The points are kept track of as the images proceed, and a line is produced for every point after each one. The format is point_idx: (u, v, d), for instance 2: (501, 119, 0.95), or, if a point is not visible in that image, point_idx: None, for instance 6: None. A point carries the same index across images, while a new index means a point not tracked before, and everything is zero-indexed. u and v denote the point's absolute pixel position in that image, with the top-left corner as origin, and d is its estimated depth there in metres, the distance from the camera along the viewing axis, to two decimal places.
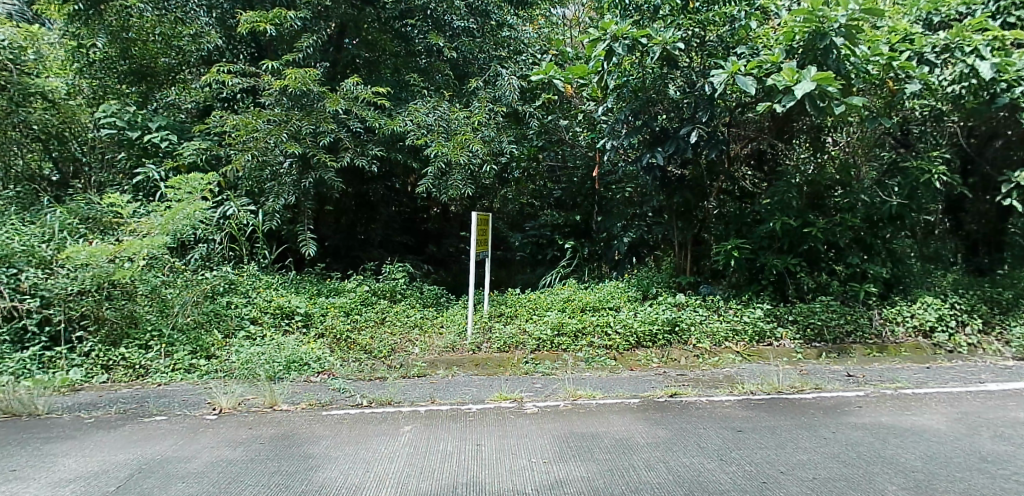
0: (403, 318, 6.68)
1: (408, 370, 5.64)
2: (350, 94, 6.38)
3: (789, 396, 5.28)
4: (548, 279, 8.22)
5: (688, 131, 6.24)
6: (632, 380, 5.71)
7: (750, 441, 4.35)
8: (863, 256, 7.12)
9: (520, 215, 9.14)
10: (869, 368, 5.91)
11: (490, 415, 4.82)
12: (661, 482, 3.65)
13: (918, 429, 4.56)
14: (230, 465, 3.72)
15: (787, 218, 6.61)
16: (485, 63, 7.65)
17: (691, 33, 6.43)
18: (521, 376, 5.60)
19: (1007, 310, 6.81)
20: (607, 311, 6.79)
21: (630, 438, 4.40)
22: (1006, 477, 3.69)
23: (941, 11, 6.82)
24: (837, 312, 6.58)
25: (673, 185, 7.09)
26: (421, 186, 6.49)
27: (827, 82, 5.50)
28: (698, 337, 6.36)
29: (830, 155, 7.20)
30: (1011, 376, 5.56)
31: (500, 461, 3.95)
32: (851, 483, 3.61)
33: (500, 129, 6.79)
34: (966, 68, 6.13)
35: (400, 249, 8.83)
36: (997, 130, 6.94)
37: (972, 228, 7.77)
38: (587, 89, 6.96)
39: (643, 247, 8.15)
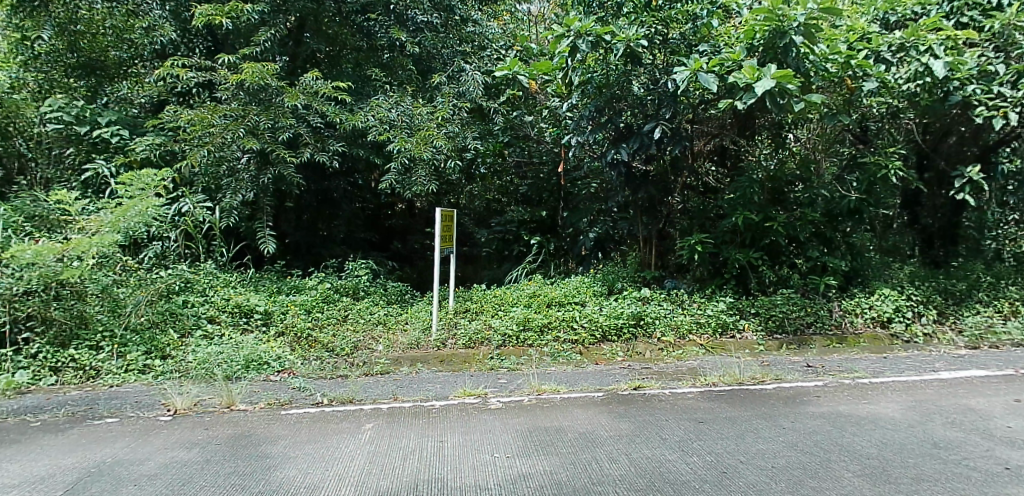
0: (367, 315, 6.60)
1: (370, 367, 5.59)
2: (309, 89, 6.30)
3: (749, 388, 5.36)
4: (514, 274, 8.21)
5: (651, 127, 6.28)
6: (597, 374, 5.74)
7: (711, 432, 4.41)
8: (823, 250, 7.15)
9: (486, 212, 9.09)
10: (828, 358, 6.03)
11: (453, 410, 4.82)
12: (621, 474, 3.68)
13: (874, 417, 4.67)
14: (183, 467, 3.64)
15: (749, 212, 6.68)
16: (450, 58, 7.55)
17: (654, 31, 6.36)
18: (486, 372, 5.60)
19: (961, 301, 7.00)
20: (572, 306, 6.81)
21: (593, 432, 4.42)
22: (956, 462, 3.80)
23: (897, 11, 6.89)
24: (798, 304, 6.69)
25: (637, 181, 7.09)
26: (383, 182, 6.41)
27: (787, 79, 5.61)
28: (662, 331, 6.42)
29: (791, 151, 7.23)
30: (964, 364, 5.74)
31: (462, 457, 3.94)
32: (808, 471, 3.68)
33: (464, 124, 6.74)
34: (921, 67, 6.19)
35: (364, 245, 8.73)
36: (952, 126, 7.06)
37: (928, 222, 7.99)
38: (552, 85, 6.92)
39: (609, 243, 8.10)
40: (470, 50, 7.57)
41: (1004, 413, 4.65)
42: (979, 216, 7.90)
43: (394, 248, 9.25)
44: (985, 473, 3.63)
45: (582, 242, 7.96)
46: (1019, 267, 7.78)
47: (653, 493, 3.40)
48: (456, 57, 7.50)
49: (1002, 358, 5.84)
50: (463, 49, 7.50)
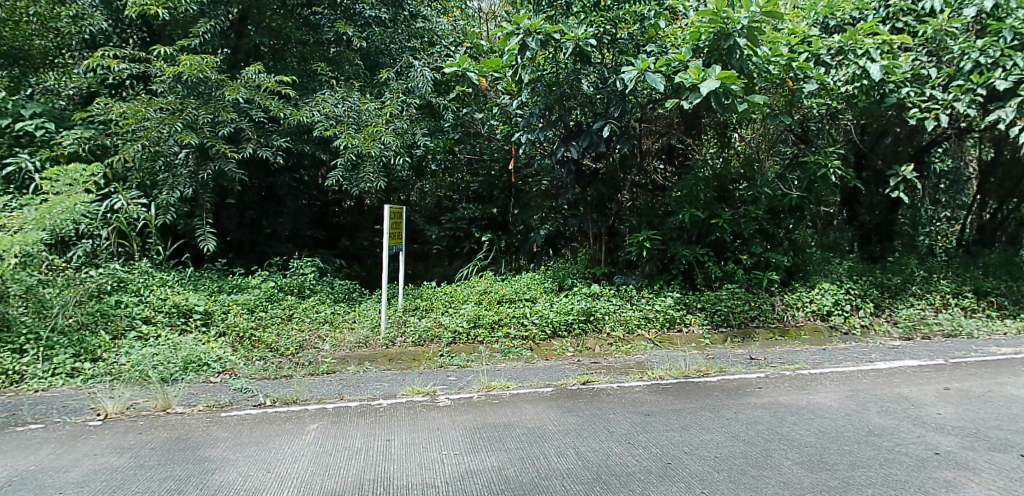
0: (312, 314, 6.49)
1: (316, 367, 5.50)
2: (252, 83, 6.14)
3: (694, 380, 5.49)
4: (465, 271, 8.19)
5: (600, 126, 6.38)
6: (546, 369, 5.78)
7: (657, 424, 4.50)
8: (765, 246, 7.36)
9: (438, 208, 9.06)
10: (770, 350, 6.23)
11: (399, 409, 4.77)
12: (569, 468, 3.71)
13: (813, 406, 4.84)
14: (114, 473, 3.51)
15: (695, 209, 6.81)
16: (398, 54, 7.52)
17: (603, 30, 6.44)
18: (435, 369, 5.58)
19: (896, 294, 7.31)
20: (523, 302, 6.84)
21: (542, 427, 4.45)
22: (890, 448, 3.98)
23: (836, 15, 7.12)
24: (742, 298, 6.88)
25: (586, 179, 7.21)
26: (330, 178, 6.30)
27: (730, 81, 5.75)
28: (612, 325, 6.51)
29: (735, 149, 7.33)
30: (897, 355, 6.02)
31: (409, 455, 3.92)
32: (749, 461, 3.80)
33: (413, 120, 6.67)
34: (858, 70, 6.39)
35: (310, 243, 8.60)
36: (887, 128, 7.38)
37: (865, 219, 8.36)
38: (502, 83, 6.79)
39: (560, 239, 8.18)
40: (418, 46, 7.50)
41: (933, 401, 4.91)
42: (914, 213, 8.42)
43: (342, 246, 9.08)
44: (916, 459, 3.81)
45: (532, 239, 7.98)
46: (949, 260, 8.16)
47: (600, 485, 3.46)
48: (405, 53, 7.43)
49: (933, 349, 6.16)
50: (412, 45, 7.44)
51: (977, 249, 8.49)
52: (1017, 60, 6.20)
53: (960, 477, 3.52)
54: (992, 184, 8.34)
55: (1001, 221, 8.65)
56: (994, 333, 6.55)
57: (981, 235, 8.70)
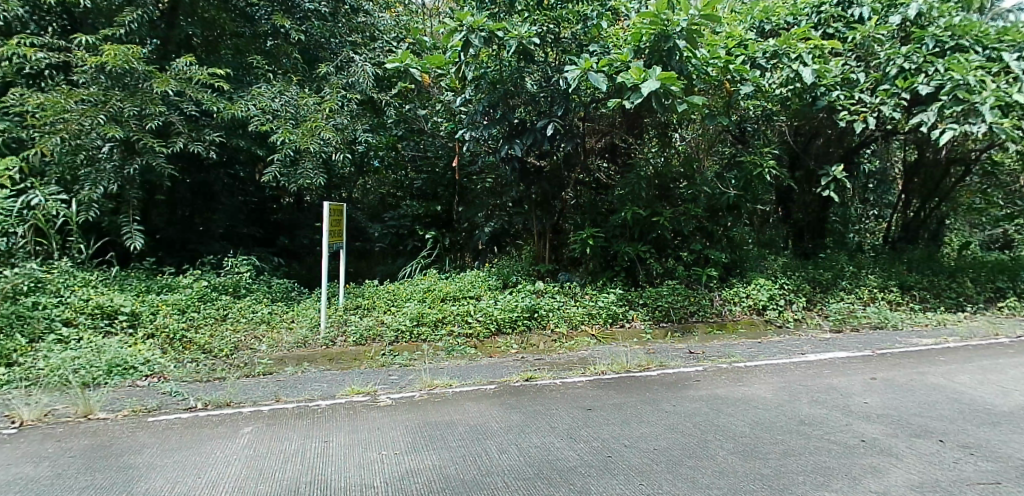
0: (248, 314, 6.33)
1: (252, 368, 5.38)
2: (183, 74, 5.98)
3: (635, 375, 5.61)
4: (408, 269, 8.11)
5: (544, 124, 6.44)
6: (490, 367, 5.80)
7: (598, 419, 4.58)
8: (704, 243, 7.58)
9: (381, 205, 8.92)
10: (709, 344, 6.42)
11: (339, 409, 4.72)
12: (510, 464, 3.75)
13: (748, 398, 5.02)
14: (31, 484, 3.34)
15: (637, 207, 6.93)
16: (338, 49, 7.46)
17: (546, 29, 6.49)
18: (376, 369, 5.53)
19: (827, 289, 7.63)
20: (467, 300, 6.85)
21: (484, 424, 4.47)
22: (819, 437, 4.16)
23: (772, 20, 7.44)
24: (682, 294, 7.06)
25: (531, 178, 7.18)
26: (266, 174, 6.11)
27: (670, 82, 5.91)
28: (556, 322, 6.58)
29: (676, 149, 7.47)
30: (827, 347, 6.30)
31: (347, 456, 3.88)
32: (686, 452, 3.92)
33: (355, 116, 6.64)
34: (791, 73, 6.65)
35: (247, 241, 8.37)
36: (818, 129, 7.63)
37: (799, 217, 8.63)
38: (446, 79, 6.79)
39: (505, 236, 8.23)
40: (359, 41, 7.49)
41: (860, 390, 5.16)
42: (844, 212, 8.83)
43: (281, 244, 8.86)
44: (844, 446, 4.00)
45: (477, 237, 8.10)
46: (876, 256, 8.56)
47: (540, 480, 3.50)
48: (345, 48, 7.43)
49: (861, 341, 6.47)
50: (353, 40, 7.42)
51: (902, 246, 8.90)
52: (938, 66, 6.52)
53: (884, 463, 3.71)
54: (915, 183, 8.70)
55: (925, 219, 8.95)
56: (917, 325, 6.94)
57: (905, 232, 9.03)
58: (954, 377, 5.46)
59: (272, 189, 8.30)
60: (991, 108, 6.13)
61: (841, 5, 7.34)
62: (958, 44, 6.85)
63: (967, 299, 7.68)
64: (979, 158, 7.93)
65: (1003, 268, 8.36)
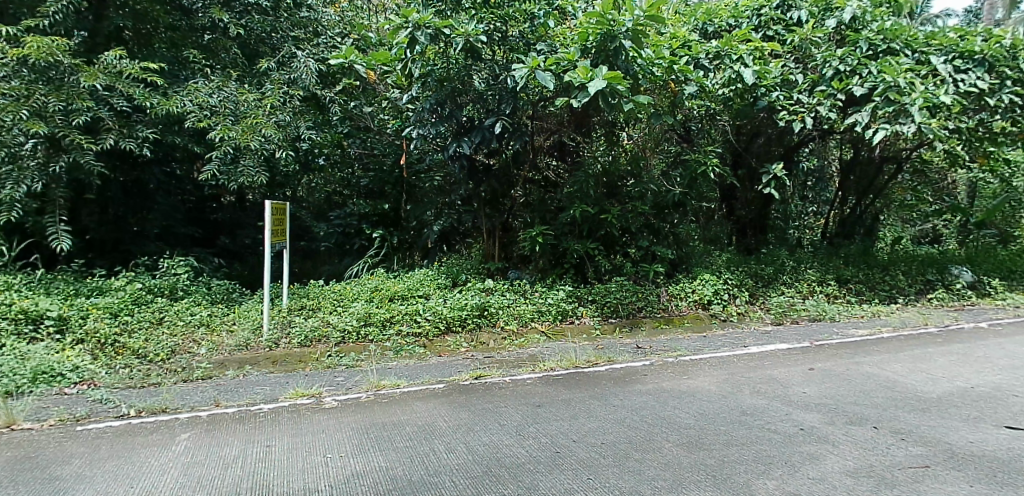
0: (186, 317, 6.15)
1: (190, 373, 5.23)
2: (112, 68, 5.77)
3: (583, 370, 5.69)
4: (355, 269, 8.04)
5: (492, 123, 6.47)
6: (439, 366, 5.78)
7: (547, 415, 4.63)
8: (652, 239, 7.71)
9: (327, 204, 8.81)
10: (656, 339, 6.55)
11: (283, 413, 4.63)
12: (458, 463, 3.75)
13: (693, 391, 5.15)
14: None
15: (586, 205, 7.02)
16: (280, 44, 7.30)
17: (493, 27, 6.42)
18: (321, 371, 5.43)
19: (769, 283, 7.90)
20: (416, 299, 6.81)
21: (432, 423, 4.46)
22: (760, 426, 4.32)
23: (714, 22, 7.66)
24: (630, 290, 7.19)
25: (480, 176, 7.23)
26: (205, 172, 6.02)
27: (617, 82, 5.98)
28: (505, 319, 6.61)
29: (624, 148, 7.44)
30: (769, 339, 6.53)
31: (290, 460, 3.80)
32: (632, 445, 4.00)
33: (297, 113, 6.52)
34: (733, 74, 6.82)
35: (184, 241, 8.16)
36: (760, 128, 7.91)
37: (742, 213, 8.86)
38: (392, 76, 6.70)
39: (455, 235, 8.21)
40: (301, 36, 7.32)
41: (799, 380, 5.37)
42: (785, 208, 9.16)
43: (222, 244, 8.75)
44: (784, 435, 4.15)
45: (427, 234, 8.08)
46: (814, 251, 8.92)
47: (488, 478, 3.52)
48: (287, 43, 7.24)
49: (801, 332, 6.73)
50: (294, 35, 7.25)
51: (838, 241, 9.27)
52: (871, 68, 6.78)
53: (822, 450, 3.87)
54: (851, 182, 9.07)
55: (860, 215, 9.42)
56: (853, 317, 7.25)
57: (841, 227, 9.43)
58: (887, 366, 5.74)
59: (210, 188, 8.10)
60: (920, 109, 6.41)
61: (780, 8, 7.61)
62: (889, 47, 7.12)
63: (899, 291, 8.07)
64: (909, 157, 8.37)
65: (931, 261, 8.84)
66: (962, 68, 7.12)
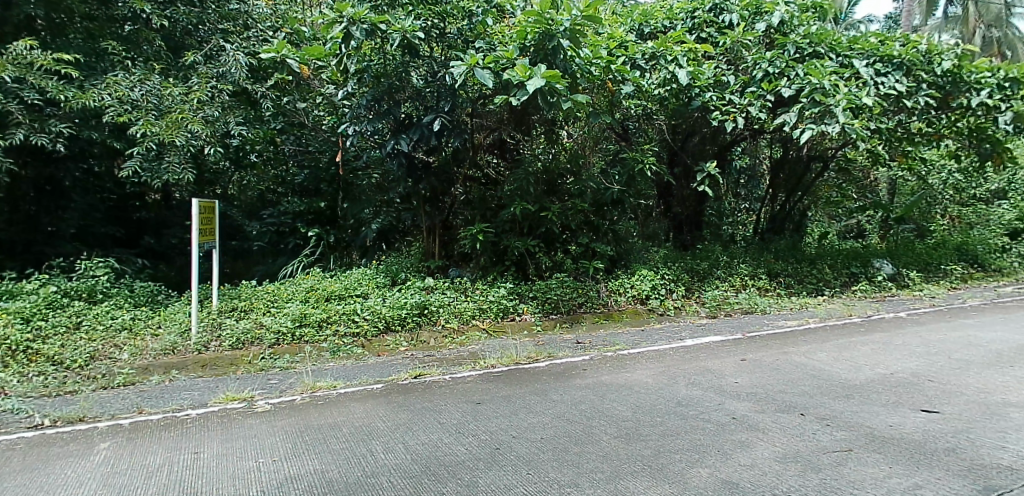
0: (106, 321, 5.91)
1: (110, 379, 5.01)
2: (22, 58, 5.44)
3: (524, 367, 5.75)
4: (289, 269, 7.90)
5: (431, 120, 6.45)
6: (378, 366, 5.71)
7: (487, 412, 4.65)
8: (591, 237, 7.86)
9: (260, 202, 8.67)
10: (595, 334, 6.67)
11: (212, 418, 4.48)
12: (396, 463, 3.72)
13: (631, 384, 5.29)
14: None
15: (525, 203, 7.11)
16: (207, 36, 7.14)
17: (431, 23, 6.39)
18: (254, 374, 5.29)
19: (704, 277, 8.17)
20: (353, 299, 6.72)
21: (370, 424, 4.41)
22: (695, 417, 4.47)
23: (650, 23, 7.92)
24: (571, 286, 7.30)
25: (419, 173, 7.12)
26: (125, 168, 5.96)
27: (555, 80, 6.00)
28: (446, 317, 6.61)
29: (563, 146, 7.56)
30: (703, 332, 6.76)
31: (219, 466, 3.67)
32: (572, 439, 4.07)
33: (226, 108, 6.42)
34: (668, 74, 6.95)
35: (104, 241, 7.80)
36: (694, 129, 8.11)
37: (678, 211, 9.13)
38: (327, 72, 6.60)
39: (393, 233, 8.16)
40: (231, 29, 7.10)
41: (732, 371, 5.59)
42: (719, 206, 9.51)
43: (144, 244, 8.32)
44: (716, 424, 4.32)
45: (365, 233, 7.91)
46: (746, 246, 9.29)
47: (427, 477, 3.50)
48: (214, 35, 7.05)
49: (734, 325, 7.00)
50: (223, 27, 7.06)
51: (769, 237, 9.66)
52: (798, 71, 7.07)
53: (752, 437, 4.03)
54: (780, 179, 9.40)
55: (788, 214, 9.79)
56: (783, 309, 7.58)
57: (771, 224, 9.82)
58: (814, 355, 6.03)
59: (134, 185, 7.81)
60: (843, 110, 6.68)
61: (713, 11, 7.86)
62: (815, 51, 7.44)
63: (826, 284, 8.49)
64: (835, 155, 8.76)
65: (855, 255, 9.33)
66: (883, 71, 7.47)
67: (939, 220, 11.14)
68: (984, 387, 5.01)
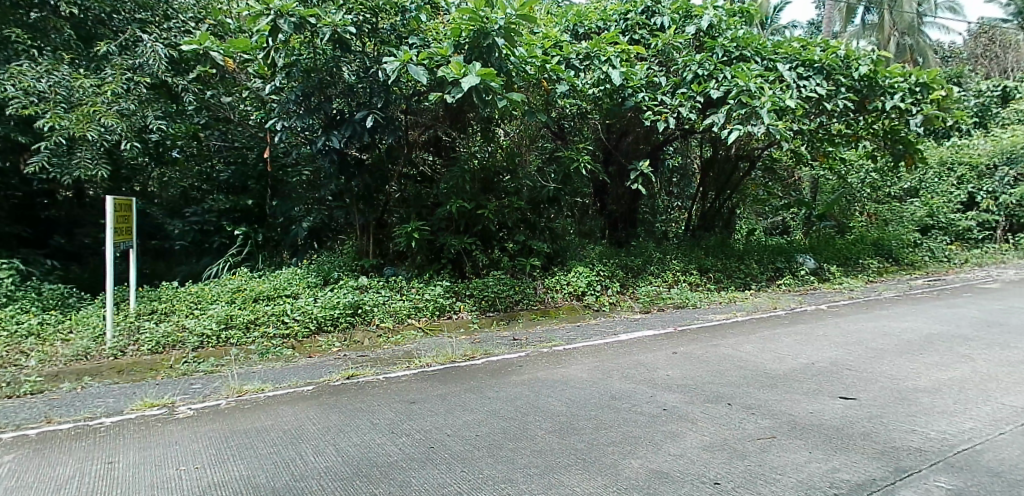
0: (10, 327, 5.58)
1: (15, 388, 4.70)
2: None
3: (460, 365, 5.74)
4: (214, 269, 7.67)
5: (363, 116, 6.36)
6: (309, 367, 5.59)
7: (422, 411, 4.62)
8: (528, 234, 7.99)
9: (183, 200, 8.20)
10: (532, 330, 6.74)
11: (129, 425, 4.26)
12: (327, 466, 3.63)
13: (566, 379, 5.38)
14: None
15: (462, 201, 7.11)
16: (123, 26, 6.81)
17: (362, 18, 6.23)
18: (175, 379, 5.06)
19: (637, 273, 8.41)
20: (283, 299, 6.57)
21: (299, 427, 4.29)
22: (628, 409, 4.59)
23: (585, 24, 8.04)
24: (507, 284, 7.37)
25: (351, 169, 7.05)
26: (30, 162, 5.65)
27: (490, 78, 6.03)
28: (380, 317, 6.54)
29: (500, 144, 7.70)
30: (636, 326, 6.95)
31: (136, 475, 3.48)
32: (507, 435, 4.11)
33: (143, 101, 6.27)
34: (602, 75, 7.11)
35: (10, 241, 7.35)
36: (628, 128, 8.33)
37: (613, 209, 9.33)
38: (253, 65, 6.47)
39: (326, 232, 8.03)
40: (148, 20, 6.84)
41: (664, 364, 5.76)
42: (652, 203, 9.83)
43: (53, 243, 7.93)
44: (649, 416, 4.44)
45: (295, 232, 7.81)
46: (678, 243, 9.60)
47: (360, 478, 3.43)
48: (131, 26, 6.75)
49: (665, 319, 7.22)
50: (139, 17, 6.77)
51: (700, 234, 10.03)
52: (726, 73, 7.32)
53: (683, 428, 4.17)
54: (710, 178, 9.77)
55: (718, 210, 10.22)
56: (713, 303, 7.89)
57: (702, 221, 10.19)
58: (741, 347, 6.29)
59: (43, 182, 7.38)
60: (767, 112, 6.98)
61: (645, 15, 8.09)
62: (741, 54, 7.73)
63: (753, 279, 8.88)
64: (761, 155, 9.14)
65: (781, 250, 9.79)
66: (805, 75, 7.85)
67: (858, 217, 11.70)
68: (896, 373, 5.35)
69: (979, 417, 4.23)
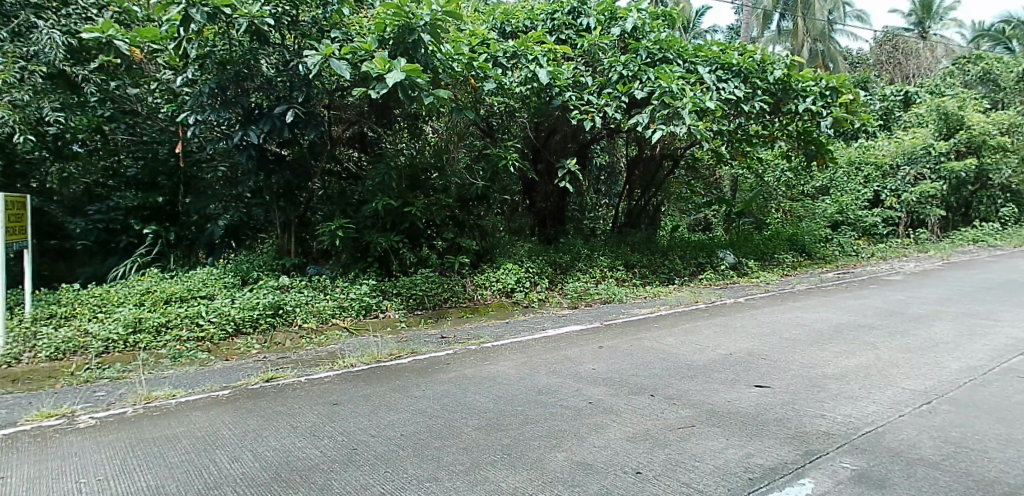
0: None
1: None
2: None
3: (386, 364, 5.65)
4: (120, 269, 7.29)
5: (283, 110, 6.21)
6: (226, 370, 5.38)
7: (345, 413, 4.55)
8: (456, 232, 8.04)
9: (86, 197, 7.62)
10: (460, 327, 6.75)
11: (23, 438, 3.98)
12: (242, 473, 3.51)
13: (493, 375, 5.43)
14: None
15: (388, 198, 7.03)
16: (15, 9, 6.22)
17: (281, 10, 5.99)
18: (75, 387, 4.76)
19: (565, 270, 8.59)
20: (197, 300, 6.34)
21: (214, 433, 4.13)
22: (553, 404, 4.69)
23: (512, 22, 8.20)
24: (435, 282, 7.39)
25: (270, 165, 6.87)
26: None
27: (416, 74, 5.96)
28: (303, 317, 6.41)
29: (427, 140, 7.78)
30: (564, 321, 7.10)
31: (30, 491, 3.25)
32: (432, 434, 4.12)
33: (39, 91, 6.11)
34: (528, 73, 7.24)
35: None
36: (555, 126, 8.46)
37: (542, 206, 9.47)
38: (163, 55, 6.25)
39: (244, 230, 7.86)
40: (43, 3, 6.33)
41: (590, 358, 5.91)
42: (581, 201, 10.12)
43: None
44: (574, 409, 4.56)
45: (211, 230, 7.64)
46: (605, 240, 9.86)
47: (277, 484, 3.34)
48: (23, 9, 6.21)
49: (593, 314, 7.39)
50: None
51: (627, 230, 10.32)
52: (649, 74, 7.52)
53: (608, 420, 4.30)
54: (636, 176, 10.03)
55: (643, 208, 10.58)
56: (638, 297, 8.15)
57: (628, 218, 10.49)
58: (664, 340, 6.53)
59: None
60: (688, 112, 7.24)
61: (571, 15, 8.30)
62: (664, 56, 7.95)
63: (676, 273, 9.26)
64: (683, 155, 9.51)
65: (703, 246, 10.22)
66: (724, 78, 8.21)
67: (775, 213, 12.49)
68: (807, 362, 5.68)
69: (880, 401, 4.57)
